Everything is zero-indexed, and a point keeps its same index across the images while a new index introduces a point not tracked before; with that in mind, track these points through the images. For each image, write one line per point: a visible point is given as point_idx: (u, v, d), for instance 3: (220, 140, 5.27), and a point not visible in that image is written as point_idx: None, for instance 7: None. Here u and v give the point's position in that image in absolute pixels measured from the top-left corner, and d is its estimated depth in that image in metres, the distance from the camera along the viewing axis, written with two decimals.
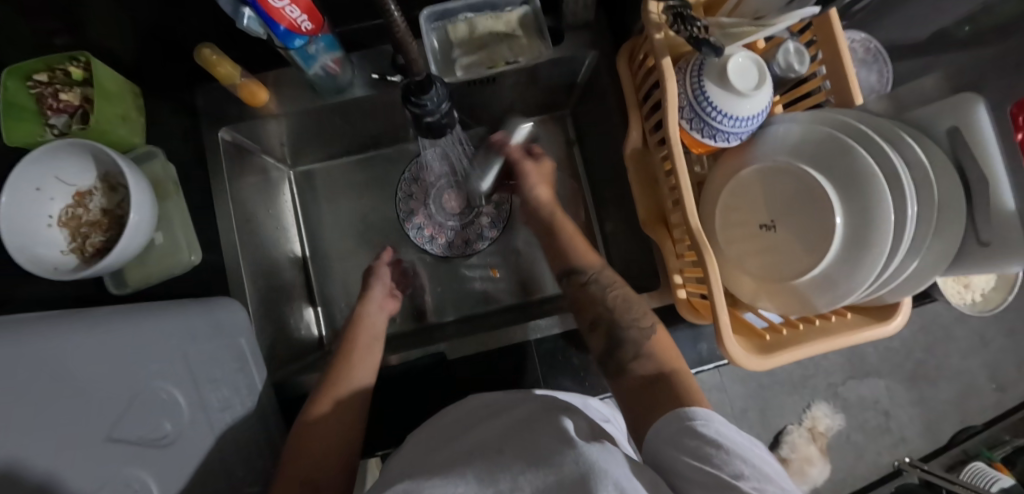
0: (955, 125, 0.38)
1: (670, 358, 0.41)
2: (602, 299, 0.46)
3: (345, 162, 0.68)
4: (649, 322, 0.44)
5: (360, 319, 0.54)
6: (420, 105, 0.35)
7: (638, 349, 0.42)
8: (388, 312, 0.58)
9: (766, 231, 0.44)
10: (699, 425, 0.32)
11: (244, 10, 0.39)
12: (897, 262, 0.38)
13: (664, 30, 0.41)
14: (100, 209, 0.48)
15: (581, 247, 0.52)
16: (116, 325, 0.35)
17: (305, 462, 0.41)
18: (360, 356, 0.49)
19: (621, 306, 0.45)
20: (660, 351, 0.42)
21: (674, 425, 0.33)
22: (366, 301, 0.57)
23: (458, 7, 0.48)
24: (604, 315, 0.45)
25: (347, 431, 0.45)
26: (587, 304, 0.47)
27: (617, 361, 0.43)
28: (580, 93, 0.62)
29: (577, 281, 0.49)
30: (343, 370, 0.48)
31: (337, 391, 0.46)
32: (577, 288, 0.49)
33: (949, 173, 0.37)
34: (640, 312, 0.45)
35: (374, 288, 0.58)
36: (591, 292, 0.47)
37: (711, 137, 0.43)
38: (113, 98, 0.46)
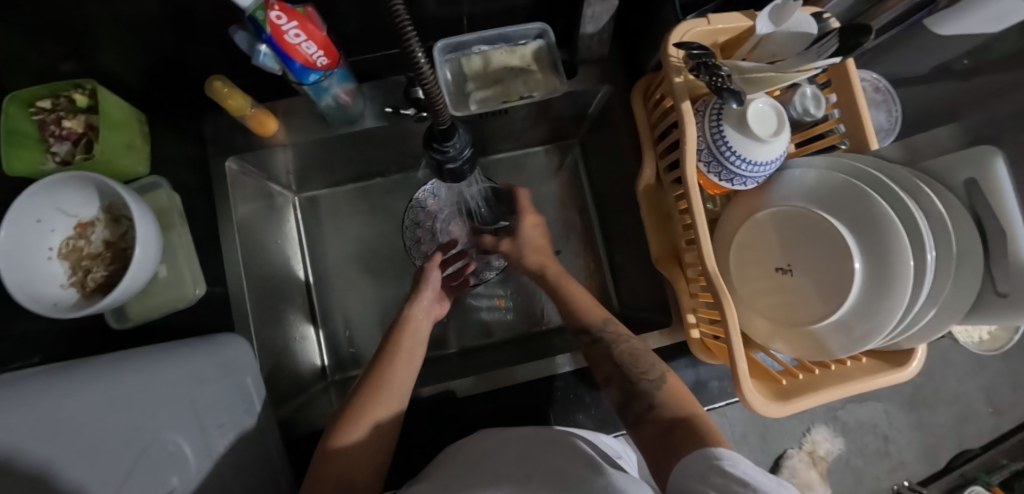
0: (973, 176, 0.38)
1: (686, 402, 0.41)
2: (610, 355, 0.47)
3: (351, 187, 0.68)
4: (657, 372, 0.44)
5: (405, 321, 0.51)
6: (442, 151, 0.34)
7: (651, 399, 0.42)
8: (434, 319, 0.55)
9: (782, 274, 0.44)
10: (727, 465, 0.30)
11: (260, 46, 0.38)
12: (916, 310, 0.38)
13: (683, 73, 0.41)
14: (103, 241, 0.47)
15: (586, 304, 0.53)
16: (120, 373, 0.34)
17: (340, 457, 0.38)
18: (402, 360, 0.46)
19: (629, 361, 0.46)
20: (677, 397, 0.42)
21: (699, 465, 0.32)
22: (415, 302, 0.54)
23: (473, 40, 0.48)
24: (614, 370, 0.46)
25: (380, 442, 0.41)
26: (598, 361, 0.48)
27: (635, 411, 0.42)
28: (590, 124, 0.61)
29: (586, 341, 0.50)
30: (383, 373, 0.45)
31: (377, 398, 0.42)
32: (587, 347, 0.49)
33: (966, 223, 0.37)
34: (648, 365, 0.45)
35: (425, 292, 0.55)
36: (600, 350, 0.48)
37: (729, 181, 0.43)
38: (120, 127, 0.45)
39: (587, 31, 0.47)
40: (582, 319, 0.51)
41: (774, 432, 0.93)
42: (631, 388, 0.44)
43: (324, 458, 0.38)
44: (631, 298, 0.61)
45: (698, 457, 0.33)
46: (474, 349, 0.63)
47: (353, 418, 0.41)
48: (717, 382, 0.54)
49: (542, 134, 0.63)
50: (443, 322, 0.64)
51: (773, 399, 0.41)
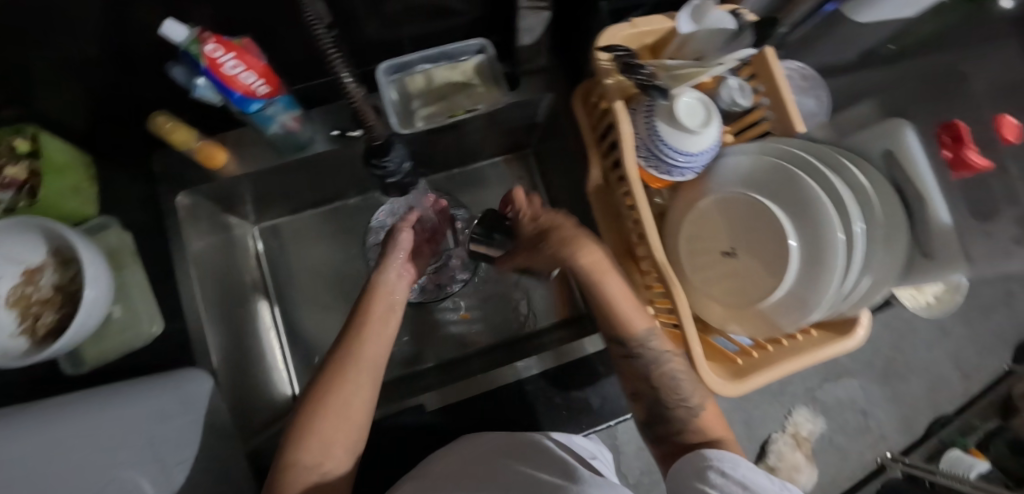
0: (888, 149, 0.41)
1: (716, 425, 0.44)
2: (647, 374, 0.44)
3: (313, 213, 0.68)
4: (698, 399, 0.44)
5: (375, 288, 0.47)
6: (382, 166, 0.39)
7: (684, 424, 0.44)
8: (408, 280, 0.51)
9: (729, 258, 0.45)
10: (727, 467, 0.35)
11: (198, 80, 0.39)
12: (852, 279, 0.39)
13: (614, 75, 0.44)
14: (52, 286, 0.45)
15: (627, 312, 0.44)
16: None
17: (314, 443, 0.36)
18: (373, 331, 0.43)
19: (667, 384, 0.44)
20: (710, 421, 0.44)
21: (694, 459, 0.37)
22: (385, 266, 0.49)
23: (415, 60, 0.49)
24: (647, 389, 0.45)
25: (355, 418, 0.39)
26: (631, 375, 0.45)
27: (662, 430, 0.45)
28: (541, 132, 0.63)
29: (623, 356, 0.45)
30: (352, 344, 0.42)
31: (347, 372, 0.40)
32: (622, 360, 0.45)
33: (888, 194, 0.39)
34: (689, 389, 0.44)
35: (395, 254, 0.50)
36: (635, 367, 0.44)
37: (667, 173, 0.45)
38: (62, 171, 0.44)
39: (524, 43, 0.50)
40: (622, 335, 0.44)
41: (758, 417, 0.95)
42: (657, 401, 0.44)
43: (296, 439, 0.37)
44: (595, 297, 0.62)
45: (696, 456, 0.37)
46: (449, 362, 0.63)
47: (324, 398, 0.38)
48: None
49: (496, 145, 0.65)
50: (413, 339, 0.64)
51: (731, 379, 0.43)
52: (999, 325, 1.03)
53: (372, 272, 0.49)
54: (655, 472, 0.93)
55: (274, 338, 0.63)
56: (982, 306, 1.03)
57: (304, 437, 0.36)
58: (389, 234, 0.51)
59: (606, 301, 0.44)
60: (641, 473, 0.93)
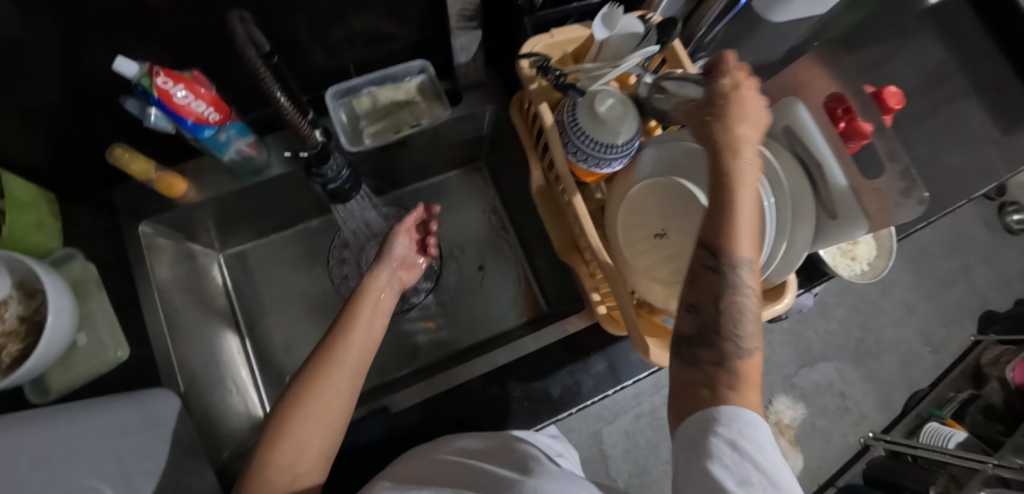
0: (788, 124, 0.45)
1: (753, 379, 0.30)
2: (721, 295, 0.31)
3: (279, 237, 0.70)
4: (751, 346, 0.31)
5: (364, 291, 0.47)
6: (322, 174, 0.40)
7: (726, 364, 0.30)
8: (398, 287, 0.52)
9: (661, 240, 0.48)
10: (723, 425, 0.26)
11: (150, 110, 0.43)
12: (768, 243, 0.42)
13: (536, 81, 0.48)
14: (17, 316, 0.46)
15: (745, 221, 0.30)
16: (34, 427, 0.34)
17: (287, 447, 0.35)
18: (359, 332, 0.42)
19: (733, 315, 0.31)
20: (750, 372, 0.30)
21: (695, 417, 0.28)
22: (375, 272, 0.50)
23: (360, 83, 0.54)
24: (709, 310, 0.31)
25: (331, 421, 0.37)
26: (703, 289, 0.32)
27: (696, 359, 0.31)
28: (490, 144, 0.67)
29: (703, 260, 0.32)
30: (336, 342, 0.41)
31: (328, 375, 0.38)
32: (702, 270, 0.31)
33: (791, 167, 0.44)
34: (751, 331, 0.31)
35: (385, 262, 0.51)
36: (710, 286, 0.31)
37: (598, 166, 0.48)
38: (26, 207, 0.47)
39: (461, 61, 0.55)
40: (725, 242, 0.30)
41: None
42: (711, 321, 0.31)
43: (270, 442, 0.35)
44: (554, 294, 0.65)
45: (705, 412, 0.28)
46: (421, 369, 0.64)
47: (297, 404, 0.37)
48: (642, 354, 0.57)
49: (450, 159, 0.69)
50: (380, 352, 0.65)
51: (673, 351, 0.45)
52: (959, 297, 1.07)
53: (363, 277, 0.49)
54: (644, 473, 0.93)
55: (242, 363, 0.62)
56: (942, 281, 1.07)
57: (279, 437, 0.35)
58: (385, 243, 0.53)
59: (730, 187, 0.31)
60: (630, 475, 0.93)
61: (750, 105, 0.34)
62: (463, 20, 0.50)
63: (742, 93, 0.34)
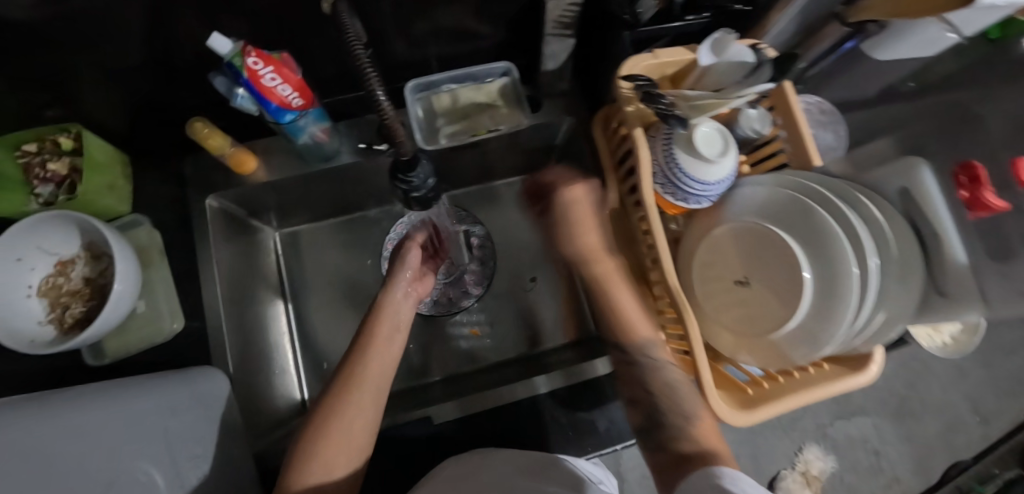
0: (905, 186, 0.41)
1: (711, 436, 0.40)
2: (647, 382, 0.44)
3: (331, 222, 0.69)
4: (693, 407, 0.41)
5: (380, 306, 0.45)
6: (407, 181, 0.36)
7: (681, 431, 0.40)
8: (416, 299, 0.49)
9: (742, 287, 0.45)
10: (726, 482, 0.32)
11: (238, 90, 0.42)
12: (867, 310, 0.39)
13: (634, 103, 0.45)
14: (82, 278, 0.47)
15: (629, 314, 0.46)
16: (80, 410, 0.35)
17: (315, 466, 0.35)
18: (378, 351, 0.41)
19: (667, 392, 0.42)
20: (706, 432, 0.40)
21: (702, 479, 0.34)
22: (391, 283, 0.47)
23: (442, 80, 0.53)
24: (643, 394, 0.44)
25: (356, 442, 0.37)
26: (629, 380, 0.45)
27: (657, 437, 0.42)
28: (557, 155, 0.65)
29: (621, 357, 0.46)
30: (355, 360, 0.40)
31: (349, 395, 0.38)
32: (621, 365, 0.46)
33: (903, 230, 0.40)
34: (687, 398, 0.42)
35: (400, 272, 0.48)
36: (634, 374, 0.45)
37: (683, 200, 0.46)
38: (102, 168, 0.48)
39: (548, 68, 0.54)
40: (620, 336, 0.46)
41: (769, 453, 0.92)
42: (655, 407, 0.42)
43: (298, 461, 0.35)
44: None
45: (699, 475, 0.34)
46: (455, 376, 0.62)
47: (322, 424, 0.36)
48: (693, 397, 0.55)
49: (514, 166, 0.67)
50: (421, 352, 0.64)
51: (741, 409, 0.42)
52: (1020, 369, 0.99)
53: (380, 291, 0.47)
54: None
55: (286, 345, 0.63)
56: (1002, 349, 1.00)
57: (305, 463, 0.35)
58: (397, 254, 0.50)
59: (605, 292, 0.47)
60: None
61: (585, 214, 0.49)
62: (558, 27, 0.48)
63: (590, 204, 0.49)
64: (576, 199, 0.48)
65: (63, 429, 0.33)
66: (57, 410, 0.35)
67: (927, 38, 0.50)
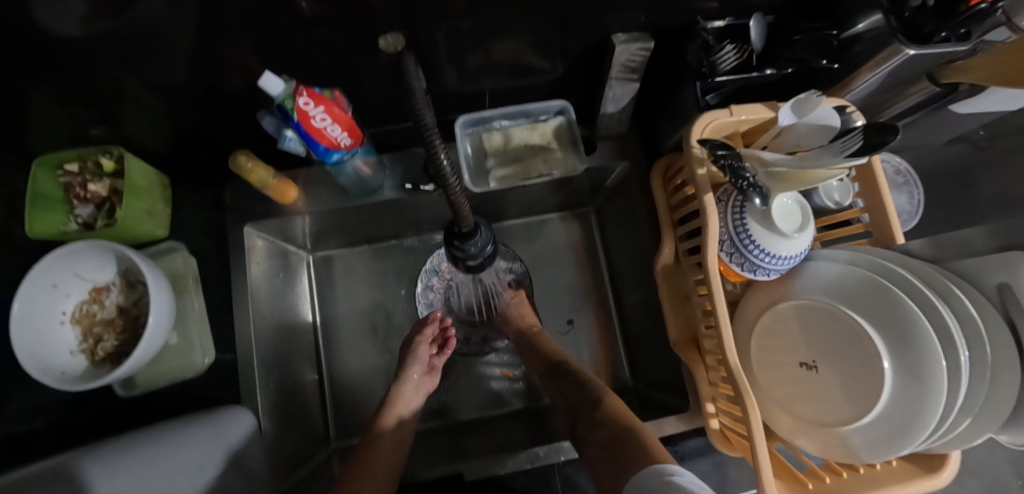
0: (1004, 282, 0.36)
1: (617, 414, 0.47)
2: (557, 384, 0.54)
3: (365, 248, 0.67)
4: (596, 395, 0.50)
5: (390, 402, 0.51)
6: (463, 249, 0.33)
7: (595, 419, 0.47)
8: (424, 393, 0.54)
9: (807, 371, 0.42)
10: (672, 476, 0.36)
11: (286, 131, 0.41)
12: (952, 417, 0.35)
13: (706, 164, 0.41)
14: (116, 307, 0.46)
15: (550, 346, 0.58)
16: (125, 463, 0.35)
17: None
18: (388, 441, 0.48)
19: (573, 389, 0.52)
20: (612, 413, 0.48)
21: (652, 476, 0.38)
22: (401, 382, 0.53)
23: (494, 116, 0.51)
24: (565, 401, 0.52)
25: None
26: (552, 392, 0.54)
27: (580, 436, 0.48)
28: (605, 194, 0.64)
29: (551, 375, 0.55)
30: (367, 453, 0.46)
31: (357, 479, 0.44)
32: (546, 383, 0.55)
33: (998, 325, 0.35)
34: (590, 389, 0.51)
35: (412, 369, 0.53)
36: (552, 385, 0.54)
37: (751, 271, 0.42)
38: (141, 193, 0.46)
39: (608, 111, 0.51)
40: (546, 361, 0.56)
41: None
42: (580, 417, 0.49)
43: None
44: (645, 373, 0.60)
45: (650, 472, 0.38)
46: (481, 420, 0.60)
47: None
48: None
49: (557, 201, 0.65)
50: (450, 390, 0.62)
51: None
52: None
53: (391, 385, 0.53)
54: None
55: (317, 378, 0.62)
56: None
57: None
58: (406, 352, 0.54)
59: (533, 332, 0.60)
60: None
61: (523, 306, 0.62)
62: (625, 71, 0.46)
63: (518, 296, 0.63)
64: (516, 304, 0.62)
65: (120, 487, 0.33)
66: (104, 460, 0.35)
67: (1007, 96, 0.46)
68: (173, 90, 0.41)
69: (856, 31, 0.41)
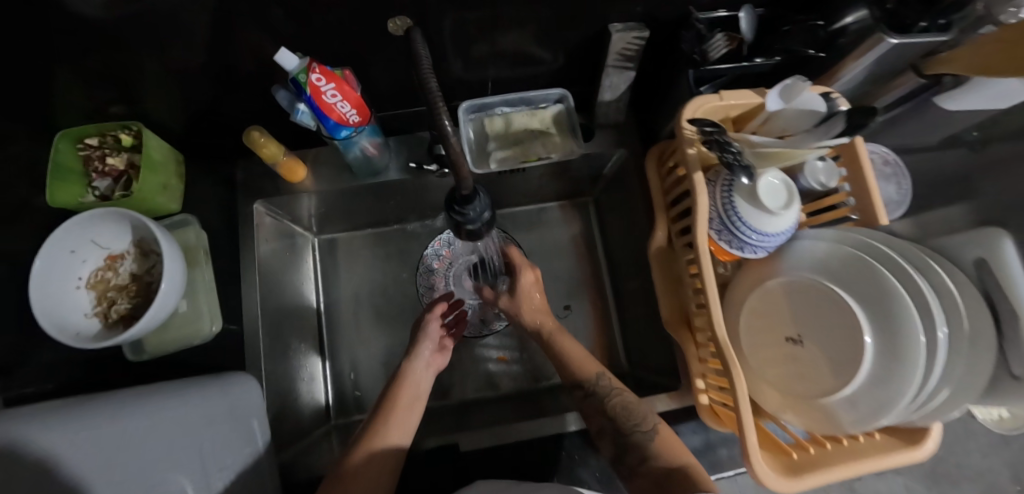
0: (981, 256, 0.38)
1: (673, 449, 0.42)
2: (602, 409, 0.46)
3: (369, 232, 0.69)
4: (650, 423, 0.44)
5: (402, 377, 0.48)
6: (462, 214, 0.35)
7: (645, 452, 0.43)
8: (436, 371, 0.51)
9: (793, 345, 0.43)
10: None
11: (299, 105, 0.43)
12: (930, 388, 0.36)
13: (696, 145, 0.43)
14: (129, 274, 0.48)
15: (579, 357, 0.51)
16: (127, 414, 0.34)
17: None
18: (399, 415, 0.44)
19: (622, 414, 0.45)
20: (667, 447, 0.43)
21: None
22: (413, 358, 0.50)
23: (495, 102, 0.54)
24: (607, 424, 0.45)
25: None
26: (591, 414, 0.47)
27: (628, 465, 0.43)
28: (604, 184, 0.66)
29: (581, 393, 0.48)
30: (380, 423, 0.42)
31: (371, 453, 0.40)
32: (580, 401, 0.48)
33: (975, 297, 0.37)
34: (641, 417, 0.45)
35: (423, 345, 0.51)
36: (592, 406, 0.47)
37: (739, 249, 0.43)
38: (157, 167, 0.49)
39: (605, 99, 0.53)
40: (575, 375, 0.49)
41: None
42: (625, 440, 0.44)
43: None
44: (640, 358, 0.62)
45: None
46: (478, 402, 0.62)
47: (351, 470, 0.38)
48: None
49: (557, 190, 0.67)
50: (449, 372, 0.63)
51: (783, 473, 0.40)
52: None
53: (403, 360, 0.50)
54: None
55: (319, 359, 0.63)
56: None
57: None
58: (418, 326, 0.53)
59: (550, 328, 0.54)
60: None
61: (532, 290, 0.56)
62: (621, 59, 0.48)
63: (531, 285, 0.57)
64: (528, 286, 0.56)
65: (112, 435, 0.32)
66: (94, 415, 0.33)
67: (1001, 93, 0.46)
68: (193, 70, 0.44)
69: (845, 24, 0.44)
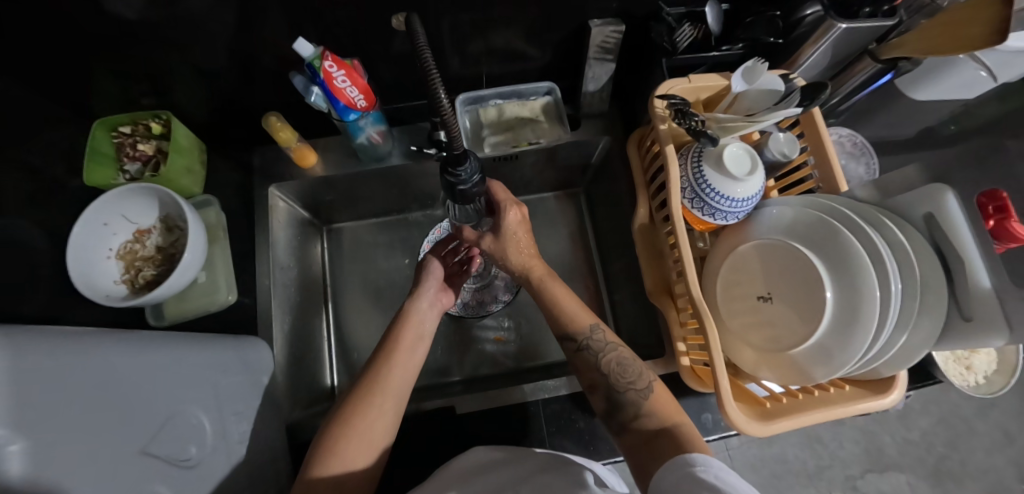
0: (930, 211, 0.41)
1: (664, 407, 0.44)
2: (597, 364, 0.48)
3: (374, 221, 0.74)
4: (645, 382, 0.45)
5: (406, 315, 0.49)
6: (455, 174, 0.39)
7: (638, 409, 0.44)
8: (439, 310, 0.53)
9: (764, 303, 0.46)
10: (700, 471, 0.33)
11: (313, 88, 0.48)
12: (887, 334, 0.39)
13: (667, 122, 0.48)
14: (155, 246, 0.52)
15: (573, 307, 0.51)
16: (164, 345, 0.37)
17: (336, 457, 0.38)
18: (401, 357, 0.45)
19: (616, 371, 0.47)
20: (659, 404, 0.44)
21: (680, 465, 0.34)
22: (417, 296, 0.52)
23: (490, 95, 0.58)
24: (601, 380, 0.47)
25: (376, 446, 0.40)
26: (585, 369, 0.49)
27: (619, 420, 0.45)
28: (593, 173, 0.70)
29: (574, 349, 0.49)
30: (381, 367, 0.43)
31: (370, 399, 0.41)
32: (573, 354, 0.49)
33: (925, 250, 0.40)
34: (636, 374, 0.46)
35: (426, 284, 0.53)
36: (586, 359, 0.48)
37: (711, 215, 0.48)
38: (184, 152, 0.54)
39: (589, 89, 0.58)
40: (568, 328, 0.50)
41: None
42: (617, 398, 0.45)
43: (321, 449, 0.38)
44: (629, 335, 0.64)
45: (680, 460, 0.35)
46: (475, 378, 0.64)
47: (346, 419, 0.40)
48: (710, 416, 0.54)
49: (549, 179, 0.72)
50: (447, 351, 0.66)
51: (757, 420, 0.42)
52: None
53: (405, 300, 0.51)
54: None
55: (324, 338, 0.66)
56: None
57: (330, 453, 0.38)
58: (421, 265, 0.55)
59: (540, 274, 0.53)
60: None
61: (519, 230, 0.53)
62: (601, 52, 0.53)
63: (517, 226, 0.52)
64: (515, 224, 0.52)
65: (154, 364, 0.35)
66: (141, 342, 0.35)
67: (964, 81, 0.54)
68: (222, 64, 0.50)
69: (804, 15, 0.47)
